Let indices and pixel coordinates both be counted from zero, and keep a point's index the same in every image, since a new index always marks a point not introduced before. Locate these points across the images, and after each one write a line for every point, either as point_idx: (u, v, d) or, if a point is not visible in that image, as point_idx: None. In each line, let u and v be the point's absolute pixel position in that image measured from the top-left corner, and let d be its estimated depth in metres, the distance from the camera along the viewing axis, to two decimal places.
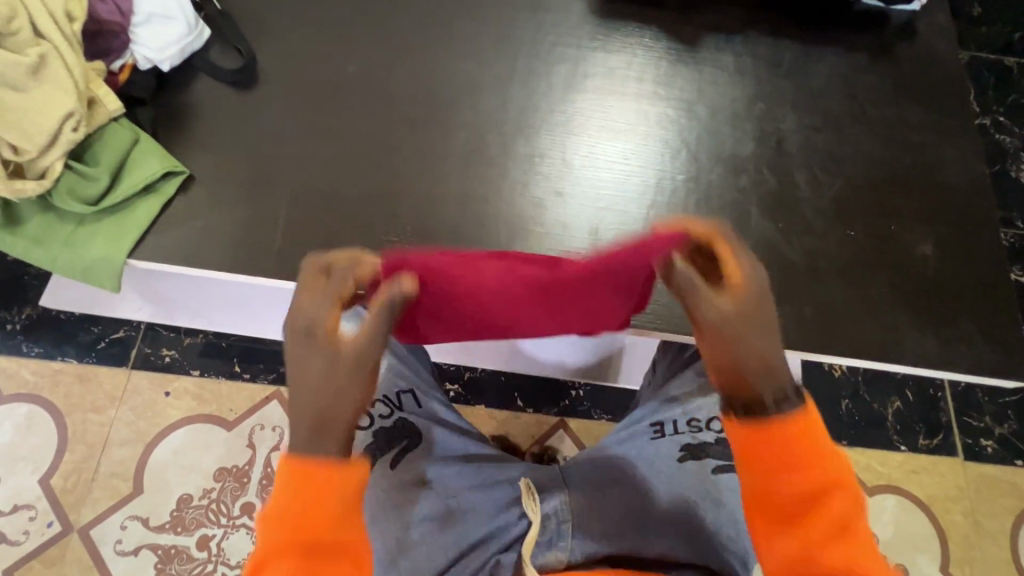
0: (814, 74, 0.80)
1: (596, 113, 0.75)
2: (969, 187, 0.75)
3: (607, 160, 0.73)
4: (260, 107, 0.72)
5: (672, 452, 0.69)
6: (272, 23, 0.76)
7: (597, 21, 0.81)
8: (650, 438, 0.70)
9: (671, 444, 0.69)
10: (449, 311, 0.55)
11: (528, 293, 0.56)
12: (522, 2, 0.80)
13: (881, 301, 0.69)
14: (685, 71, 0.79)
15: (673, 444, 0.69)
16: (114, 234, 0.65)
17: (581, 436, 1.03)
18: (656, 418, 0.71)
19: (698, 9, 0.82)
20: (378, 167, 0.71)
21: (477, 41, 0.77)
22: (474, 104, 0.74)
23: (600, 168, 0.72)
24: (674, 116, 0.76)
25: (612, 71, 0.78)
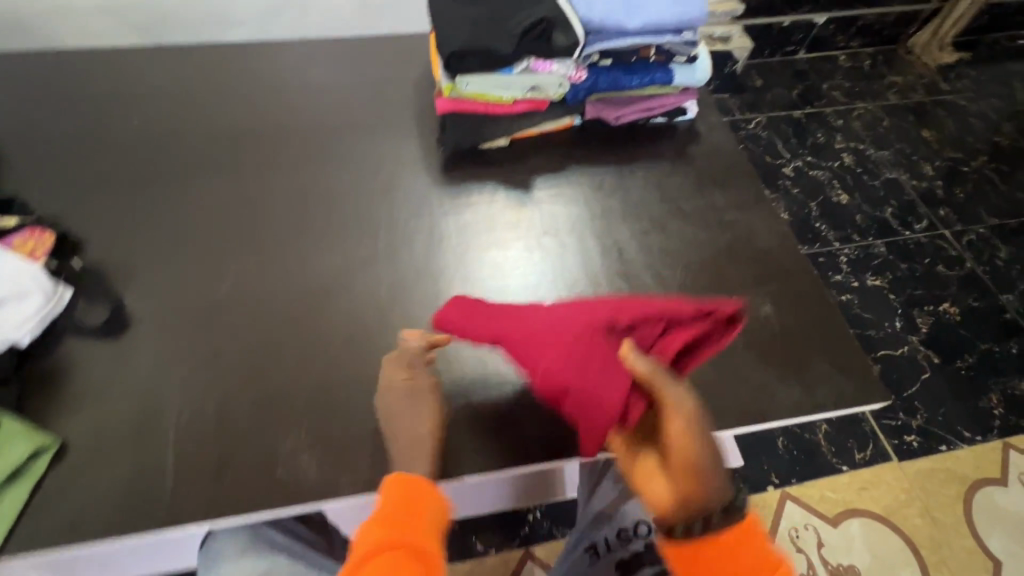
0: (632, 186, 0.94)
1: (462, 268, 0.83)
2: (781, 245, 0.89)
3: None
4: (132, 350, 0.73)
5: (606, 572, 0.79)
6: (137, 266, 0.80)
7: (441, 189, 0.92)
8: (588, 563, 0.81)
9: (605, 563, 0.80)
10: (546, 308, 0.66)
11: (565, 341, 0.61)
12: (372, 190, 0.90)
13: (745, 365, 0.77)
14: (528, 212, 0.90)
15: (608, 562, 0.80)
16: None
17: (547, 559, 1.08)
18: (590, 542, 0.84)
19: (523, 159, 0.97)
20: (261, 375, 0.72)
21: (338, 233, 0.85)
22: (346, 290, 0.79)
23: None
24: (527, 252, 0.86)
25: (465, 227, 0.88)
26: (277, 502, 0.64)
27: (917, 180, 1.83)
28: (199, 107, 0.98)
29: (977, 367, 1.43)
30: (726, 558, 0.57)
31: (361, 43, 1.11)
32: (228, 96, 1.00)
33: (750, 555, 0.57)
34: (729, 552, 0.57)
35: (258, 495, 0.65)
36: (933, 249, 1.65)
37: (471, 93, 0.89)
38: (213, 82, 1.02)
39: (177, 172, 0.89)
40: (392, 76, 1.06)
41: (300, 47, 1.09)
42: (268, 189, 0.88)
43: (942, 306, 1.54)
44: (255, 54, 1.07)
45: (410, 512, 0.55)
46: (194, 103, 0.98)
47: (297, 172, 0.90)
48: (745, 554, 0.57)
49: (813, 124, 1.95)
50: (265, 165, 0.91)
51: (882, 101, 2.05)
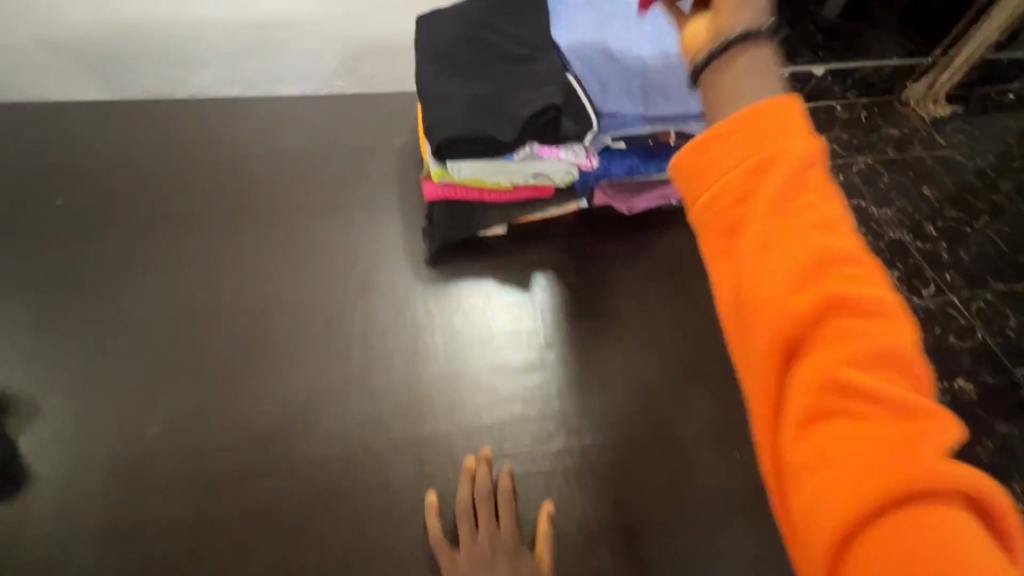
0: (649, 285, 0.82)
1: (451, 394, 0.68)
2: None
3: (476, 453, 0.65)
4: (27, 524, 0.57)
5: None
6: (44, 402, 0.64)
7: (427, 289, 0.78)
8: None
9: None
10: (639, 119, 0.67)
11: None
12: (345, 292, 0.76)
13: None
14: (531, 320, 0.76)
15: None
16: None
17: None
18: None
19: (524, 250, 0.83)
20: (193, 558, 0.56)
21: (301, 351, 0.70)
22: (307, 430, 0.64)
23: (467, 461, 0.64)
24: (530, 372, 0.71)
25: (456, 338, 0.73)
26: None
27: (920, 241, 1.76)
28: (139, 186, 0.82)
29: (996, 452, 1.35)
30: (840, 340, 0.31)
31: (333, 104, 0.96)
32: (175, 172, 0.85)
33: (906, 440, 0.28)
34: (845, 329, 0.31)
35: None
36: (942, 317, 1.58)
37: (465, 180, 0.76)
38: (158, 154, 0.86)
39: (107, 273, 0.74)
40: (371, 147, 0.92)
41: (263, 108, 0.94)
42: (218, 294, 0.74)
43: (955, 382, 1.46)
44: (208, 114, 0.92)
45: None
46: (134, 181, 0.83)
47: (256, 271, 0.76)
48: (880, 335, 0.30)
49: None
50: (216, 263, 0.76)
51: (880, 154, 1.99)
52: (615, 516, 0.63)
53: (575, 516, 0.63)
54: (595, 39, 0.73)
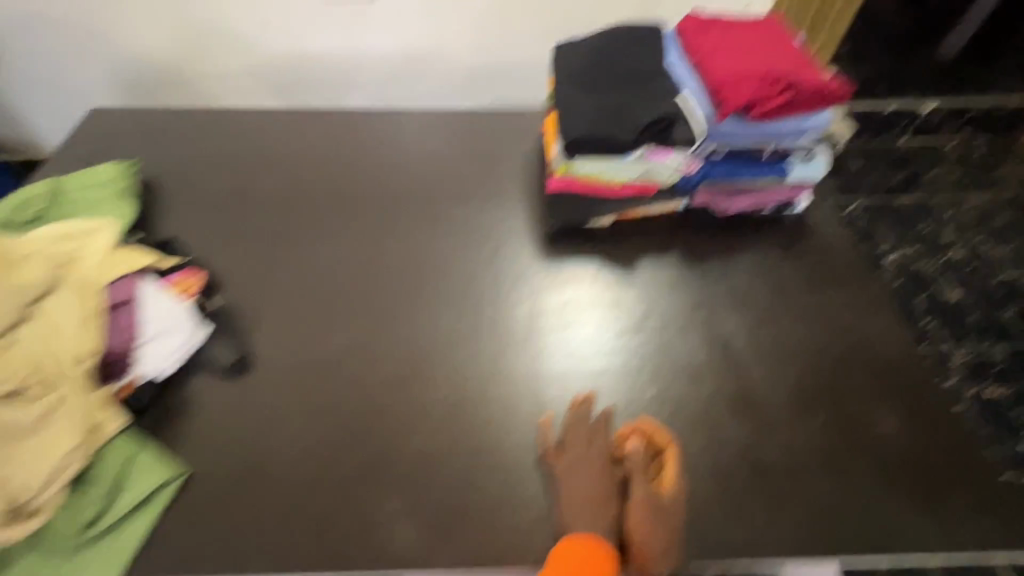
0: (740, 276, 0.92)
1: (558, 346, 0.84)
2: (908, 356, 0.83)
3: (577, 390, 0.79)
4: (253, 394, 0.78)
5: None
6: (264, 313, 0.86)
7: (545, 263, 0.94)
8: None
9: None
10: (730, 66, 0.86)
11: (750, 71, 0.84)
12: (479, 259, 0.94)
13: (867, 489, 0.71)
14: (631, 294, 0.90)
15: None
16: (108, 556, 0.64)
17: None
18: None
19: (628, 239, 0.97)
20: (366, 433, 0.74)
21: (447, 299, 0.88)
22: (446, 356, 0.82)
23: (568, 397, 0.78)
24: (625, 336, 0.85)
25: (565, 304, 0.89)
26: (373, 566, 0.65)
27: None
28: (330, 171, 1.07)
29: None
30: None
31: (475, 118, 1.18)
32: (354, 161, 1.09)
33: None
34: None
35: (357, 557, 0.66)
36: None
37: (586, 174, 0.92)
38: (342, 148, 1.12)
39: (307, 229, 0.98)
40: (503, 151, 1.12)
41: (420, 118, 1.18)
42: (385, 251, 0.95)
43: None
44: (380, 122, 1.17)
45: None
46: (326, 166, 1.08)
47: (414, 237, 0.97)
48: None
49: (919, 213, 1.84)
50: (384, 230, 0.98)
51: (997, 194, 1.91)
52: (701, 455, 0.73)
53: None
54: (707, 64, 0.88)
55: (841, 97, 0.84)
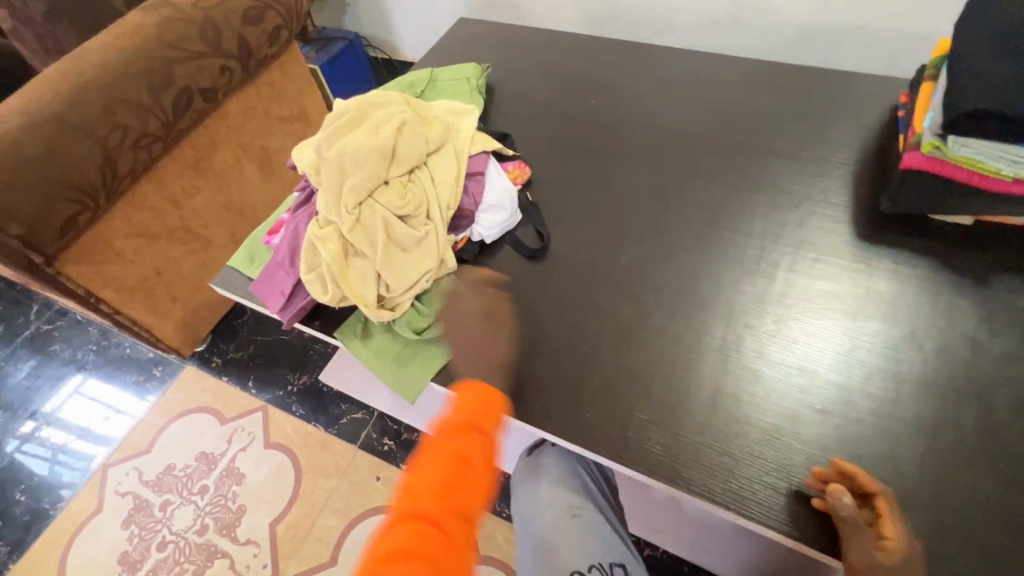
0: None
1: (828, 326, 0.77)
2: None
3: (833, 372, 0.73)
4: (546, 278, 0.89)
5: None
6: (565, 214, 0.96)
7: (857, 245, 0.85)
8: None
9: None
10: None
11: None
12: (782, 222, 0.89)
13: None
14: (967, 309, 0.76)
15: None
16: (426, 360, 0.82)
17: None
18: None
19: (980, 248, 0.81)
20: (636, 346, 0.80)
21: (736, 253, 0.87)
22: (708, 300, 0.83)
23: (819, 372, 0.73)
24: (923, 345, 0.73)
25: (860, 291, 0.80)
26: (619, 456, 0.72)
27: None
28: (647, 101, 1.10)
29: None
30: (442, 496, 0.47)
31: (809, 77, 1.08)
32: (669, 97, 1.10)
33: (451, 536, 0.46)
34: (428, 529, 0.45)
35: (607, 442, 0.73)
36: None
37: (960, 158, 0.77)
38: (663, 82, 1.13)
39: (613, 151, 1.04)
40: (838, 117, 1.01)
41: (749, 66, 1.12)
42: (683, 190, 0.96)
43: None
44: (703, 63, 1.14)
45: (471, 415, 0.57)
46: (644, 97, 1.11)
47: (714, 184, 0.96)
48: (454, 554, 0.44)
49: None
50: (686, 169, 0.99)
51: None
52: (1023, 514, 0.61)
53: (975, 489, 0.63)
54: None
55: None
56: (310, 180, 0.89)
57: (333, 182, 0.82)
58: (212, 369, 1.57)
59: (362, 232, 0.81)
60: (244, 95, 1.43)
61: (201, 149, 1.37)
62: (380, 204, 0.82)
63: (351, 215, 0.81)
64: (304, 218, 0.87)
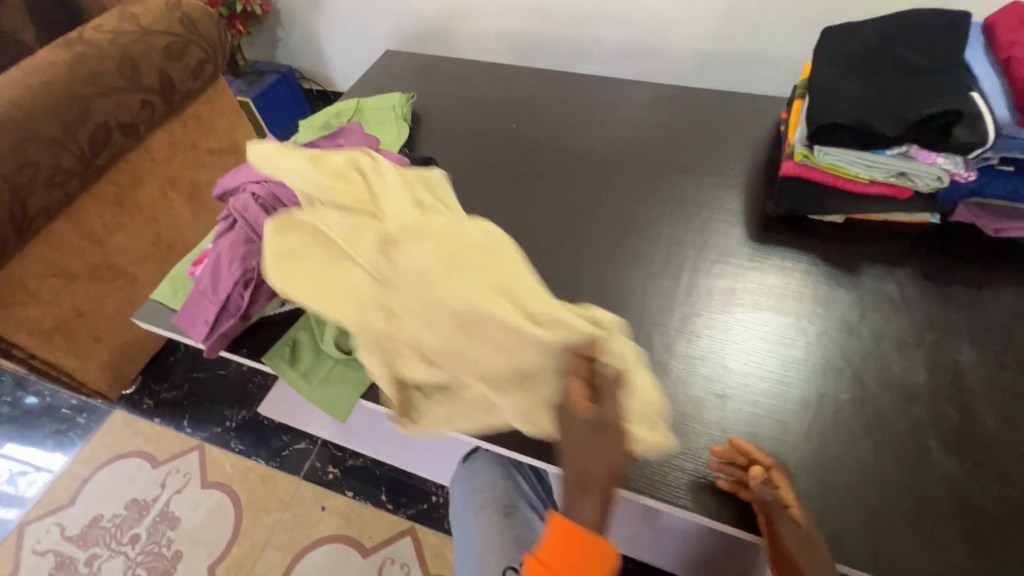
0: (994, 309, 0.81)
1: (741, 323, 0.84)
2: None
3: (745, 365, 0.80)
4: None
5: None
6: None
7: (754, 246, 0.94)
8: None
9: None
10: None
11: None
12: (687, 229, 0.98)
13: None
14: (846, 297, 0.85)
15: None
16: (354, 378, 0.84)
17: None
18: None
19: (854, 242, 0.91)
20: None
21: (648, 258, 0.94)
22: (627, 305, 0.89)
23: (732, 366, 0.79)
24: (818, 333, 0.82)
25: (764, 289, 0.88)
26: (543, 456, 0.76)
27: None
28: (564, 124, 1.18)
29: None
30: None
31: (706, 97, 1.19)
32: (582, 120, 1.19)
33: None
34: None
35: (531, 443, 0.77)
36: None
37: (825, 164, 0.88)
38: (579, 106, 1.22)
39: (532, 171, 1.10)
40: (732, 133, 1.11)
41: (655, 89, 1.22)
42: (598, 204, 1.03)
43: None
44: (612, 87, 1.24)
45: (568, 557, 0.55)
46: (561, 120, 1.19)
47: (624, 197, 1.04)
48: None
49: None
50: (600, 184, 1.06)
51: None
52: (896, 472, 0.69)
53: (855, 455, 0.71)
54: (1016, 62, 0.75)
55: None
56: (233, 208, 0.90)
57: (486, 336, 0.71)
58: (142, 411, 1.50)
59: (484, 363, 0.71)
60: (168, 130, 1.42)
61: (123, 185, 1.34)
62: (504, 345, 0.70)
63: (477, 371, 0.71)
64: (229, 248, 0.87)
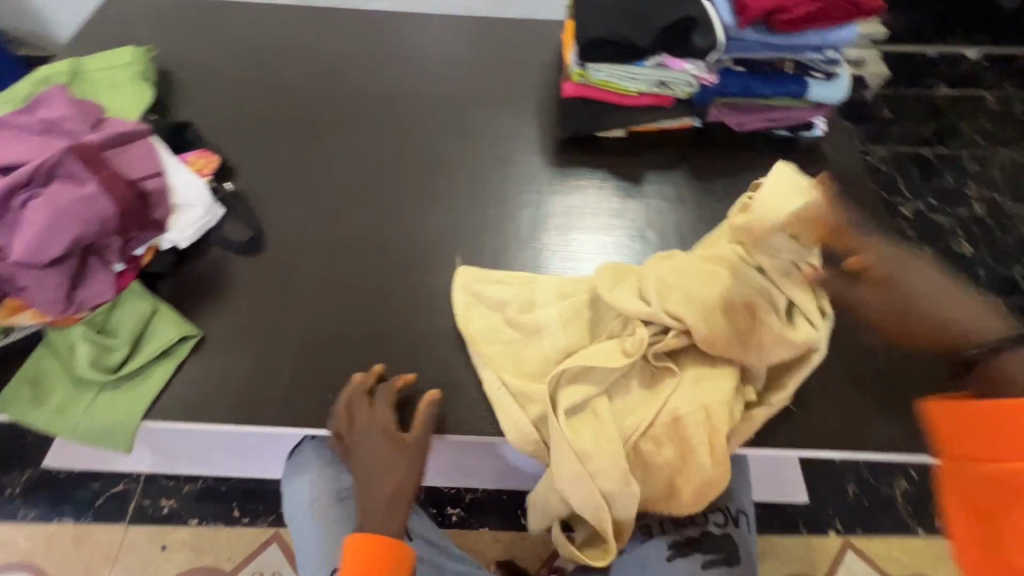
0: (746, 195, 0.94)
1: (555, 248, 0.87)
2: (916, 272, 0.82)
3: None
4: (266, 269, 0.83)
5: (662, 552, 0.77)
6: (276, 198, 0.90)
7: (555, 171, 0.96)
8: (641, 539, 0.79)
9: (660, 543, 0.78)
10: None
11: None
12: (488, 164, 0.96)
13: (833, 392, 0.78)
14: (633, 206, 0.92)
15: (661, 544, 0.78)
16: (129, 398, 0.71)
17: None
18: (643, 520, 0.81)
19: (636, 153, 0.98)
20: (373, 312, 0.80)
21: (455, 199, 0.92)
22: (443, 251, 0.86)
23: None
24: (619, 242, 0.88)
25: (570, 210, 0.92)
26: None
27: None
28: (348, 68, 1.07)
29: None
30: None
31: (492, 25, 1.16)
32: (367, 60, 1.08)
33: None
34: None
35: None
36: None
37: (599, 81, 0.92)
38: (361, 47, 1.10)
39: (319, 124, 0.99)
40: (520, 59, 1.10)
41: (439, 21, 1.16)
42: (396, 150, 0.97)
43: None
44: (395, 21, 1.15)
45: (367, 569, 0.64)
46: (344, 64, 1.07)
47: (423, 139, 0.98)
48: None
49: (943, 165, 1.79)
50: (395, 129, 0.99)
51: None
52: None
53: None
54: None
55: (871, 11, 0.82)
56: None
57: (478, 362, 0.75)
58: None
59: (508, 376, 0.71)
60: None
61: None
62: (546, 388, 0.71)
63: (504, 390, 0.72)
64: None
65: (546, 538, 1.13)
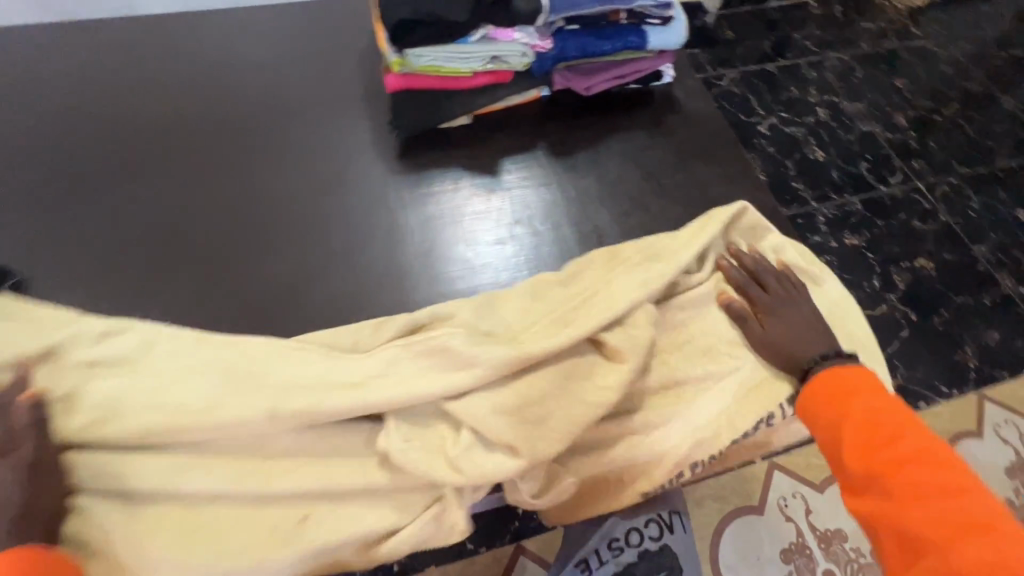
0: (609, 164, 0.87)
1: (421, 273, 0.76)
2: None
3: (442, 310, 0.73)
4: None
5: None
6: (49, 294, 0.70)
7: (401, 180, 0.83)
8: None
9: None
10: None
11: None
12: (320, 189, 0.81)
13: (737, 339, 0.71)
14: (497, 202, 0.82)
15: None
16: None
17: (541, 553, 1.07)
18: (580, 555, 0.77)
19: (486, 140, 0.87)
20: None
21: (291, 244, 0.77)
22: (291, 312, 0.72)
23: None
24: (491, 249, 0.78)
25: (428, 223, 0.80)
26: None
27: (891, 131, 1.79)
28: (113, 104, 0.85)
29: (950, 321, 1.45)
30: None
31: (290, 14, 0.97)
32: (137, 86, 0.87)
33: None
34: None
35: None
36: (908, 203, 1.64)
37: (424, 68, 0.80)
38: (125, 72, 0.88)
39: (91, 185, 0.78)
40: (331, 52, 0.93)
41: (221, 19, 0.95)
42: (201, 198, 0.79)
43: (917, 261, 1.53)
44: (164, 29, 0.93)
45: None
46: (107, 99, 0.85)
47: (235, 176, 0.81)
48: None
49: (786, 77, 1.87)
50: (194, 171, 0.81)
51: (853, 50, 1.97)
52: None
53: None
54: None
55: None
56: None
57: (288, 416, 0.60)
58: None
59: (234, 407, 0.56)
60: None
61: None
62: (354, 409, 0.58)
63: (254, 429, 0.56)
64: None
65: (496, 557, 1.07)
